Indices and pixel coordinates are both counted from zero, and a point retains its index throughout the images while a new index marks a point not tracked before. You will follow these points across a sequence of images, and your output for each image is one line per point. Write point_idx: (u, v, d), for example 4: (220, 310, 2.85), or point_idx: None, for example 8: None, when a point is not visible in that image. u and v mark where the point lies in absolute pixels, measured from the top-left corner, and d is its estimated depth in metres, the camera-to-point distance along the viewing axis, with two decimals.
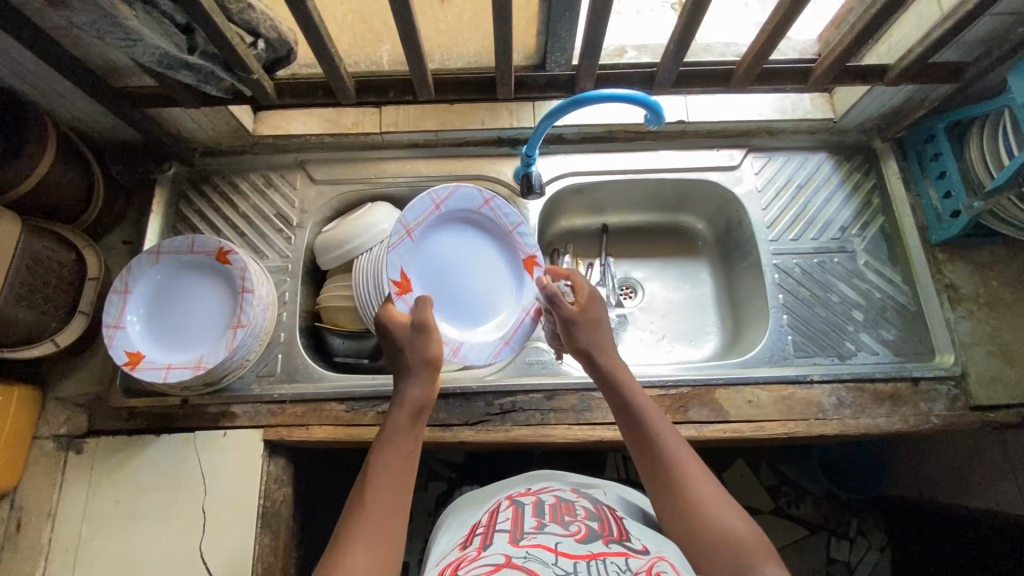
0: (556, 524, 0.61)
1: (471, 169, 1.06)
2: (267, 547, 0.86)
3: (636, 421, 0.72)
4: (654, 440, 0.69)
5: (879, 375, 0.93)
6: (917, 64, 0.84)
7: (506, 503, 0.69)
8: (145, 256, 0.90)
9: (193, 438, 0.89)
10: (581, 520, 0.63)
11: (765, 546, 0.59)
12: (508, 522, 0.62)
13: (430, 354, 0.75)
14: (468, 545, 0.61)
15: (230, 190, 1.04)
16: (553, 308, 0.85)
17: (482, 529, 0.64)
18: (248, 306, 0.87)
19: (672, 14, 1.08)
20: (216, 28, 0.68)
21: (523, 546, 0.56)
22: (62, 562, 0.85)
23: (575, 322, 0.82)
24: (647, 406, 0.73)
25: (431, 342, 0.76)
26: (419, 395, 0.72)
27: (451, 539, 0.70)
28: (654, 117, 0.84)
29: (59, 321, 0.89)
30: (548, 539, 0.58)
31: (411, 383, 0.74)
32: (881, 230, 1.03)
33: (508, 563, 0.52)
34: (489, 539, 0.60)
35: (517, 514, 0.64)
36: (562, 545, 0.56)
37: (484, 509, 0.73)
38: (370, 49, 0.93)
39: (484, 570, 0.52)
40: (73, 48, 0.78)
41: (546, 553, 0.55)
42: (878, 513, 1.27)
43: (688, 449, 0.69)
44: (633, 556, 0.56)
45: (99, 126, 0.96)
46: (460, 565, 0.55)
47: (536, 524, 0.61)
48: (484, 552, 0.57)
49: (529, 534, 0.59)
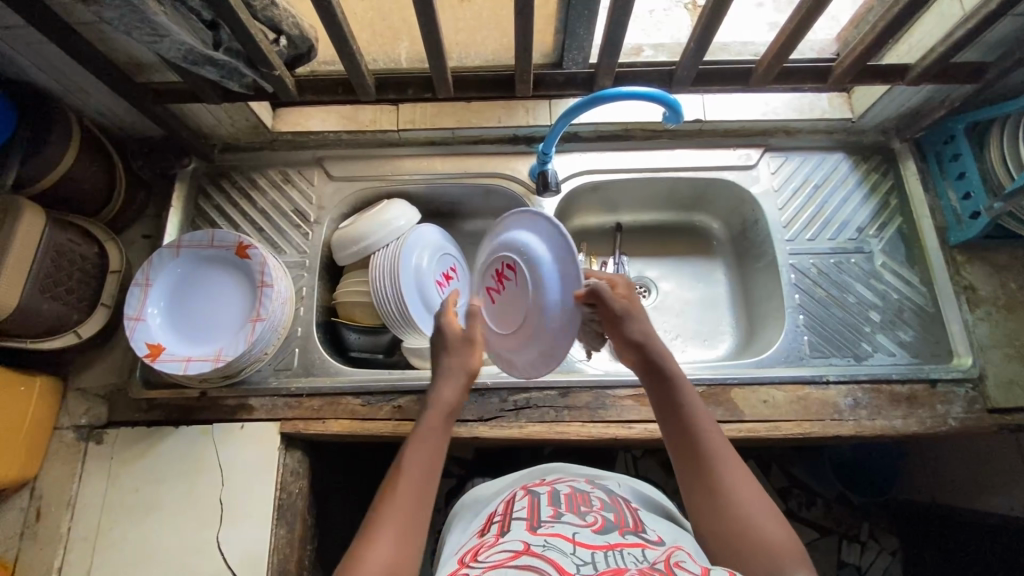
0: (573, 514, 0.62)
1: (487, 167, 1.06)
2: (283, 539, 0.87)
3: (674, 415, 0.69)
4: (694, 432, 0.67)
5: (896, 376, 0.93)
6: (939, 63, 0.84)
7: (522, 492, 0.69)
8: (166, 249, 0.91)
9: (211, 430, 0.90)
10: (597, 511, 0.63)
11: (800, 548, 0.57)
12: (524, 510, 0.63)
13: (472, 364, 0.75)
14: (485, 532, 0.61)
15: (249, 185, 1.05)
16: (599, 305, 0.73)
17: (499, 517, 0.64)
18: (267, 300, 0.88)
19: (686, 14, 1.08)
20: (242, 24, 0.69)
21: (542, 535, 0.56)
22: (82, 550, 0.86)
23: (624, 319, 0.73)
24: (687, 397, 0.70)
25: (474, 355, 0.76)
26: (453, 394, 0.71)
27: (466, 529, 0.71)
28: (673, 114, 0.85)
29: (81, 313, 0.90)
30: (565, 528, 0.58)
31: (447, 381, 0.73)
32: (899, 231, 1.03)
33: (527, 550, 0.53)
34: (506, 527, 0.60)
35: (533, 503, 0.64)
36: (579, 535, 0.57)
37: (499, 499, 0.73)
38: (388, 47, 0.94)
39: (504, 556, 0.52)
40: (99, 43, 0.79)
41: (564, 543, 0.55)
42: (890, 516, 1.26)
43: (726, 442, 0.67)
44: (650, 547, 0.56)
45: (121, 121, 0.97)
46: (479, 551, 0.56)
47: (552, 513, 0.62)
48: (502, 538, 0.57)
49: (546, 522, 0.59)
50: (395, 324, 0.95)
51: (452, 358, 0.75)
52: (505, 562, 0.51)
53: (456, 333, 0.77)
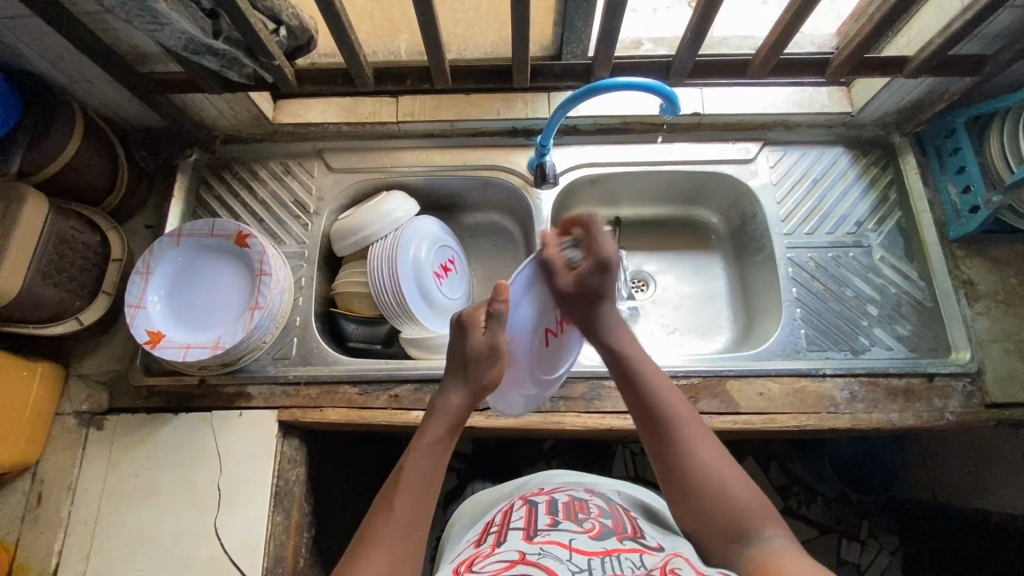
0: (570, 522, 0.62)
1: (486, 159, 1.07)
2: (279, 525, 0.88)
3: (645, 396, 0.70)
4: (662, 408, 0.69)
5: (893, 370, 0.92)
6: (937, 56, 0.83)
7: (520, 502, 0.70)
8: (167, 237, 0.92)
9: (210, 417, 0.91)
10: (595, 518, 0.63)
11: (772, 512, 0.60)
12: (522, 520, 0.64)
13: (488, 380, 0.71)
14: (482, 542, 0.62)
15: (250, 176, 1.06)
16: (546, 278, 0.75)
17: (496, 527, 0.65)
18: (265, 288, 0.89)
19: (689, 10, 1.08)
20: (241, 13, 0.69)
21: (538, 543, 0.57)
22: (81, 535, 0.88)
23: (573, 297, 0.75)
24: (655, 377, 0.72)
25: (491, 368, 0.71)
26: (460, 404, 0.71)
27: (465, 537, 0.71)
28: (670, 106, 0.84)
29: (83, 300, 0.91)
30: (562, 536, 0.58)
31: (455, 388, 0.73)
32: (898, 225, 1.02)
33: (522, 559, 0.53)
34: (503, 537, 0.61)
35: (531, 512, 0.65)
36: (576, 542, 0.57)
37: (497, 508, 0.74)
38: (389, 39, 0.95)
39: (499, 564, 0.53)
40: (102, 34, 0.80)
41: (560, 550, 0.55)
42: (891, 516, 1.25)
43: (692, 414, 0.68)
44: (648, 553, 0.57)
45: (124, 112, 0.98)
46: (474, 561, 0.56)
47: (549, 521, 0.62)
48: (498, 548, 0.58)
49: (542, 531, 0.60)
50: (393, 316, 0.97)
51: (474, 367, 0.71)
52: (500, 570, 0.51)
53: (480, 340, 0.71)
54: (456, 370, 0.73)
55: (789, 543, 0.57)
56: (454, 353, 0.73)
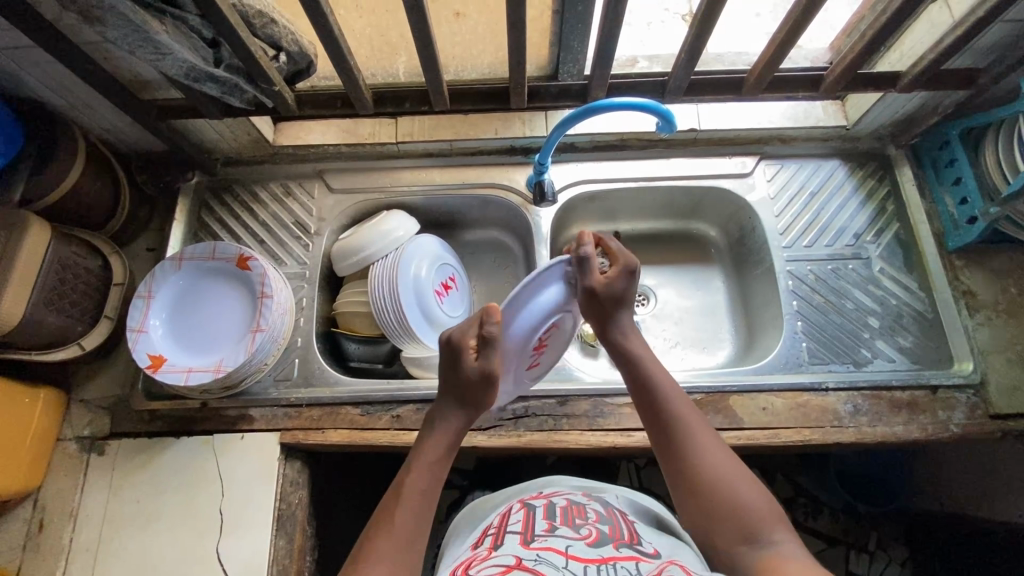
0: (567, 527, 0.62)
1: (484, 177, 1.07)
2: (282, 550, 0.87)
3: (650, 399, 0.70)
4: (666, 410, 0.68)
5: (895, 383, 0.92)
6: (930, 70, 0.84)
7: (518, 505, 0.70)
8: (167, 262, 0.92)
9: (212, 441, 0.91)
10: (592, 524, 0.63)
11: (778, 512, 0.60)
12: (519, 524, 0.63)
13: (486, 401, 0.71)
14: (479, 546, 0.61)
15: (250, 198, 1.07)
16: (579, 272, 0.74)
17: (494, 530, 0.65)
18: (268, 311, 0.89)
19: (683, 25, 1.10)
20: (242, 41, 0.70)
21: (534, 549, 0.56)
22: (83, 562, 0.87)
23: (599, 297, 0.73)
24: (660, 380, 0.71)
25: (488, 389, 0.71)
26: (458, 424, 0.70)
27: (463, 542, 0.71)
28: (666, 125, 0.84)
29: (86, 324, 0.92)
30: (558, 542, 0.58)
31: (453, 410, 0.71)
32: (896, 237, 1.02)
33: (518, 565, 0.53)
34: (499, 541, 0.60)
35: (528, 517, 0.65)
36: (572, 548, 0.57)
37: (496, 512, 0.74)
38: (387, 62, 0.96)
39: (497, 571, 0.52)
40: (104, 62, 0.81)
41: (556, 556, 0.55)
42: (899, 527, 1.24)
43: (700, 419, 0.68)
44: (644, 560, 0.56)
45: (124, 137, 0.99)
46: (471, 565, 0.56)
47: (547, 527, 0.62)
48: (494, 552, 0.57)
49: (540, 536, 0.60)
50: (394, 335, 0.97)
51: (473, 391, 0.70)
52: None
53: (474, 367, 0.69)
54: (449, 389, 0.71)
55: (797, 548, 0.56)
56: (447, 374, 0.71)
